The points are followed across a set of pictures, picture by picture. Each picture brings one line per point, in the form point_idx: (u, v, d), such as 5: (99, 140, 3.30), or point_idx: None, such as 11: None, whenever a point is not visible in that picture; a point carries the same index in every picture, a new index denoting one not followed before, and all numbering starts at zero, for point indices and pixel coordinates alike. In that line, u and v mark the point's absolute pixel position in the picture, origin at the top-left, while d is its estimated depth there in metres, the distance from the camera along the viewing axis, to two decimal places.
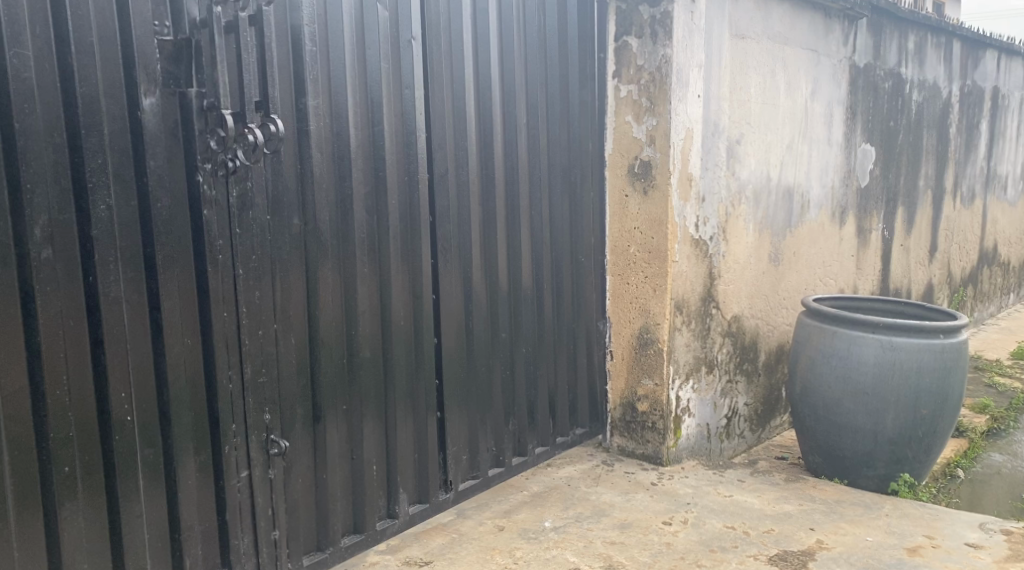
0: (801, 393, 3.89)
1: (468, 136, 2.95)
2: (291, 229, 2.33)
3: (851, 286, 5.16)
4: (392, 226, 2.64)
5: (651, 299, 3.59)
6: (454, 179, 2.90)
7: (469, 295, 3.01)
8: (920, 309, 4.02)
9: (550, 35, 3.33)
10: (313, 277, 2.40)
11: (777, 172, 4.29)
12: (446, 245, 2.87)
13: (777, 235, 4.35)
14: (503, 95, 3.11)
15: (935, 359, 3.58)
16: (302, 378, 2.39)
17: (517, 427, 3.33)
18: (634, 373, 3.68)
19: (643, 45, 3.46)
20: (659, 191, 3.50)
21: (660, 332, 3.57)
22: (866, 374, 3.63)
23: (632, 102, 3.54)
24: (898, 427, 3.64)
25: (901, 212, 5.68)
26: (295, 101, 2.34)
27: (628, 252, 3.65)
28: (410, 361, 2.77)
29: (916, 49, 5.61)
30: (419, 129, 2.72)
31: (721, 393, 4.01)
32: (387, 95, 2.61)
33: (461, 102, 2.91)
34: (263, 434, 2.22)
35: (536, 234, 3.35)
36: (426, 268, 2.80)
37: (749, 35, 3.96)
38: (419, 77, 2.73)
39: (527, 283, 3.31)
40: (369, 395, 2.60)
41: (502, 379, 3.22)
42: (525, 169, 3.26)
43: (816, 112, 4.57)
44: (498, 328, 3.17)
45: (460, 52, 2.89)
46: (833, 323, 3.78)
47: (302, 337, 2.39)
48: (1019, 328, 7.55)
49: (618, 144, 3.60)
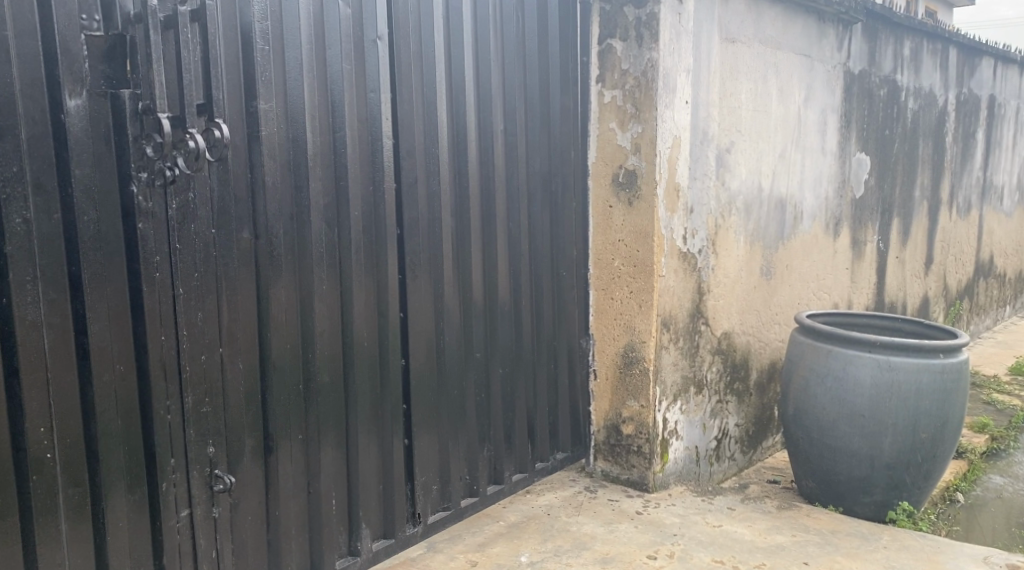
0: (794, 414, 3.70)
1: (439, 143, 2.76)
2: (240, 244, 2.14)
3: (845, 300, 4.99)
4: (355, 240, 2.45)
5: (637, 316, 3.40)
6: (424, 189, 2.71)
7: (440, 313, 2.82)
8: (919, 326, 3.84)
9: (529, 37, 3.15)
10: (265, 295, 2.21)
11: (769, 181, 4.12)
12: (415, 261, 2.69)
13: (768, 248, 4.17)
14: (478, 100, 2.92)
15: (935, 380, 3.41)
16: (252, 406, 2.19)
17: (493, 453, 3.13)
18: (618, 394, 3.49)
19: (628, 48, 3.29)
20: (644, 202, 3.32)
21: (646, 351, 3.39)
22: (863, 395, 3.46)
23: (616, 108, 3.36)
24: (896, 451, 3.46)
25: (897, 223, 5.52)
26: (245, 104, 2.15)
27: (612, 266, 3.46)
28: (374, 385, 2.58)
29: (911, 55, 5.45)
30: (385, 135, 2.54)
31: (711, 414, 3.83)
32: (350, 99, 2.42)
33: (432, 108, 2.72)
34: (206, 468, 2.08)
35: (514, 248, 3.16)
36: (393, 284, 2.61)
37: (739, 39, 3.79)
38: (386, 80, 2.54)
39: (504, 300, 3.12)
40: (328, 423, 2.41)
41: (477, 402, 3.03)
42: (502, 178, 3.07)
43: (809, 120, 4.40)
44: (473, 348, 2.98)
45: (431, 53, 2.70)
46: (828, 341, 3.59)
47: (253, 362, 2.19)
48: (1015, 342, 7.39)
49: (602, 152, 3.42)
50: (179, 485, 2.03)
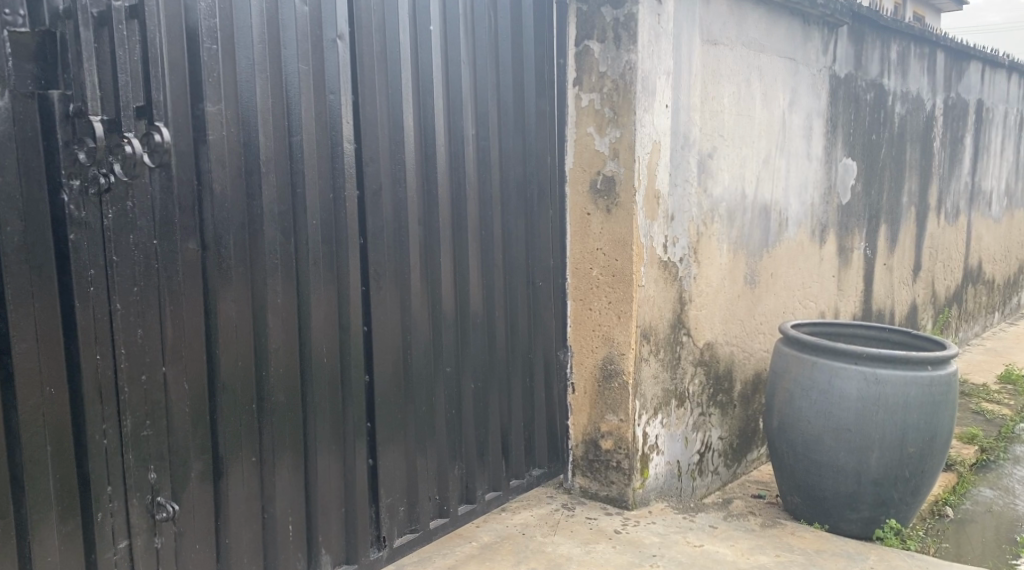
0: (779, 428, 3.58)
1: (405, 147, 2.64)
2: (185, 256, 2.02)
3: (832, 308, 4.89)
4: (313, 250, 2.33)
5: (616, 327, 3.28)
6: (390, 196, 2.59)
7: (407, 326, 2.69)
8: (906, 336, 3.73)
9: (502, 38, 3.02)
10: (213, 310, 2.09)
11: (752, 188, 4.01)
12: (379, 271, 2.56)
13: (752, 256, 4.06)
14: (447, 103, 2.80)
15: (923, 393, 3.30)
16: (199, 428, 2.09)
17: (465, 471, 3.01)
18: (597, 408, 3.37)
19: (606, 50, 3.17)
20: (623, 209, 3.21)
21: (625, 363, 3.27)
22: (849, 409, 3.35)
23: (594, 112, 3.24)
24: (882, 467, 3.35)
25: (884, 230, 5.43)
26: (191, 107, 2.03)
27: (590, 275, 3.34)
28: (334, 403, 2.45)
29: (898, 59, 5.36)
30: (345, 140, 2.41)
31: (693, 427, 3.71)
32: (306, 101, 2.29)
33: (398, 112, 2.60)
34: (147, 496, 1.99)
35: (487, 257, 3.03)
36: (355, 296, 2.49)
37: (722, 42, 3.69)
38: (347, 81, 2.42)
39: (476, 310, 3.00)
40: (283, 445, 2.30)
41: (447, 418, 2.91)
42: (474, 184, 2.95)
43: (794, 125, 4.30)
44: (442, 362, 2.86)
45: (396, 54, 2.58)
46: (813, 352, 3.48)
47: (200, 380, 2.08)
48: (1004, 349, 7.31)
49: (579, 157, 3.30)
50: (117, 514, 1.94)
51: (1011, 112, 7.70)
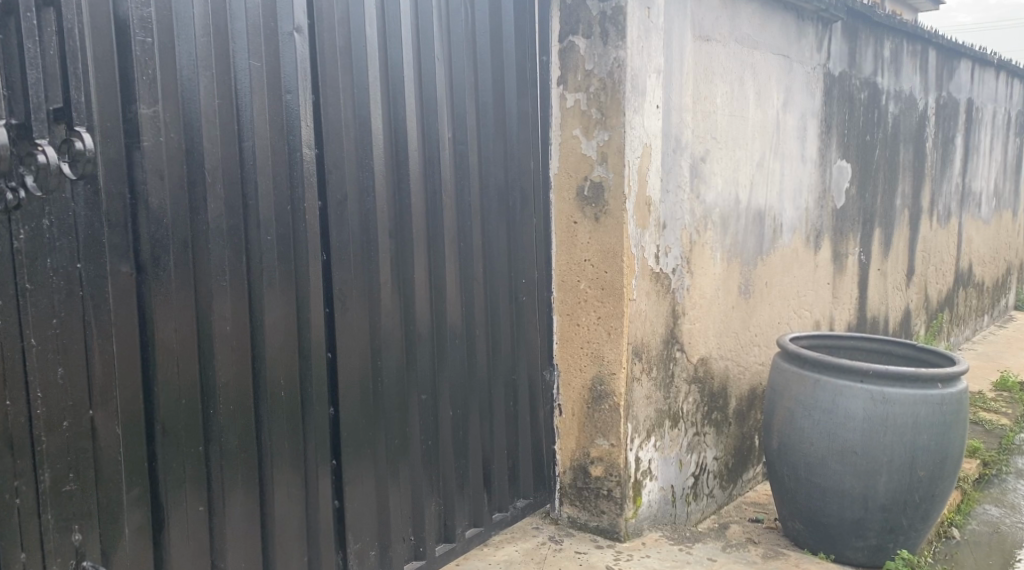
0: (778, 449, 3.36)
1: (374, 153, 2.38)
2: (116, 282, 1.79)
3: (827, 317, 4.68)
4: (267, 269, 2.09)
5: (606, 344, 3.04)
6: (356, 207, 2.33)
7: (377, 350, 2.44)
8: (910, 349, 3.53)
9: (480, 32, 2.77)
10: (150, 342, 1.86)
11: (746, 192, 3.78)
12: (345, 291, 2.31)
13: (746, 264, 3.84)
14: (420, 104, 2.54)
15: (933, 413, 3.09)
16: (134, 477, 1.85)
17: (444, 506, 2.75)
18: (586, 432, 3.12)
19: (592, 46, 2.93)
20: (612, 217, 2.97)
21: (616, 384, 3.04)
22: (855, 430, 3.12)
23: (580, 113, 2.99)
24: (890, 491, 3.13)
25: (878, 234, 5.23)
26: (121, 109, 1.79)
27: (577, 288, 3.10)
28: (294, 440, 2.20)
29: (891, 57, 5.16)
30: (304, 146, 2.17)
31: (688, 448, 3.48)
32: (257, 101, 2.05)
33: (365, 113, 2.35)
34: (70, 560, 1.76)
35: (466, 271, 2.78)
36: (317, 319, 2.23)
37: (714, 38, 3.46)
38: (306, 80, 2.17)
39: (456, 330, 2.75)
40: (234, 491, 2.05)
41: (424, 449, 2.65)
42: (451, 192, 2.69)
43: (788, 125, 4.08)
44: (418, 389, 2.60)
45: (361, 50, 2.32)
46: (815, 368, 3.25)
47: (135, 423, 1.85)
48: (996, 353, 7.15)
49: (565, 161, 3.05)
50: None
51: (999, 111, 7.55)
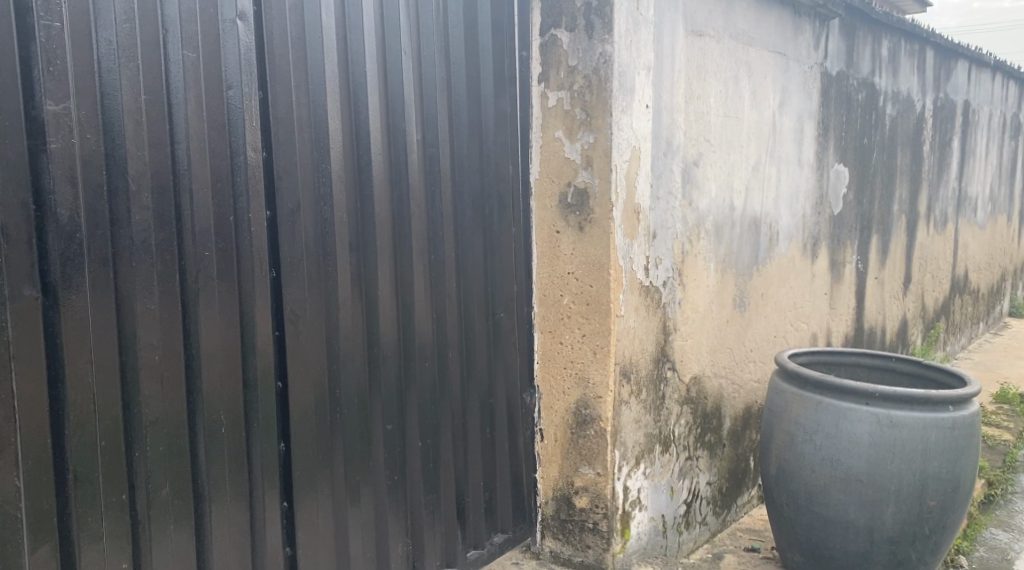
0: (777, 476, 3.13)
1: (333, 157, 2.13)
2: (19, 306, 1.54)
3: (824, 329, 4.46)
4: (205, 289, 1.83)
5: (591, 365, 2.81)
6: (311, 217, 2.08)
7: (336, 378, 2.19)
8: (916, 366, 3.32)
9: (452, 24, 2.52)
10: (61, 376, 1.61)
11: (741, 199, 3.55)
12: (297, 311, 2.06)
13: (741, 275, 3.61)
14: (385, 102, 2.29)
15: (944, 438, 2.86)
16: (42, 534, 1.61)
17: (414, 546, 2.50)
18: (570, 459, 2.88)
19: (576, 40, 2.69)
20: (598, 226, 2.73)
21: (603, 408, 2.80)
22: (860, 457, 2.89)
23: (563, 113, 2.75)
24: (898, 523, 2.90)
25: (876, 241, 5.01)
26: (23, 107, 1.54)
27: (560, 303, 2.85)
28: (238, 482, 1.95)
29: (889, 56, 4.95)
30: (249, 149, 1.92)
31: (680, 475, 3.24)
32: (192, 97, 1.79)
33: (321, 113, 2.10)
34: None
35: (438, 287, 2.53)
36: (264, 345, 1.98)
37: (706, 33, 3.22)
38: (252, 74, 1.92)
39: (426, 352, 2.50)
40: (165, 544, 1.80)
41: (391, 484, 2.40)
42: (422, 200, 2.44)
43: (785, 127, 3.86)
44: (383, 419, 2.35)
45: (316, 41, 2.07)
46: (816, 389, 3.03)
47: (43, 470, 1.59)
48: (994, 362, 6.96)
49: (546, 165, 2.80)
50: None
51: (995, 114, 7.36)
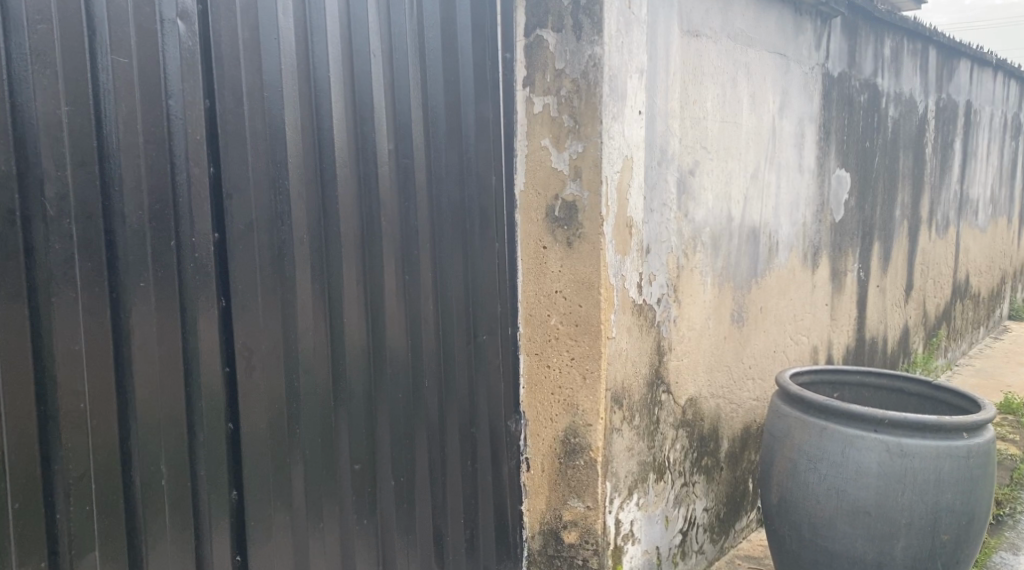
0: (779, 506, 2.93)
1: (293, 171, 1.93)
2: None
3: (825, 341, 4.27)
4: (140, 325, 1.66)
5: (581, 390, 2.61)
6: (265, 239, 1.88)
7: (296, 415, 1.99)
8: (924, 388, 3.14)
9: (428, 22, 2.30)
10: None
11: (740, 208, 3.36)
12: (249, 343, 1.87)
13: (740, 288, 3.42)
14: (353, 110, 2.08)
15: (958, 468, 2.67)
16: None
17: None
18: (558, 492, 2.68)
19: (563, 41, 2.48)
20: (588, 242, 2.53)
21: (592, 437, 2.61)
22: (868, 488, 2.70)
23: (549, 120, 2.54)
24: (909, 559, 2.71)
25: (877, 248, 4.83)
26: None
27: (547, 324, 2.64)
28: (181, 536, 1.76)
29: (891, 55, 4.76)
30: (193, 165, 1.73)
31: (675, 503, 3.04)
32: (124, 109, 1.62)
33: (278, 123, 1.89)
34: None
35: (413, 310, 2.31)
36: (212, 382, 1.80)
37: (702, 33, 3.02)
38: (196, 82, 1.73)
39: (400, 381, 2.29)
40: None
41: (360, 528, 2.19)
42: (396, 215, 2.23)
43: (786, 132, 3.66)
44: (351, 458, 2.15)
45: (273, 44, 1.88)
46: (821, 414, 2.83)
47: None
48: (997, 369, 6.77)
49: (532, 176, 2.59)
50: None
51: (996, 114, 7.17)
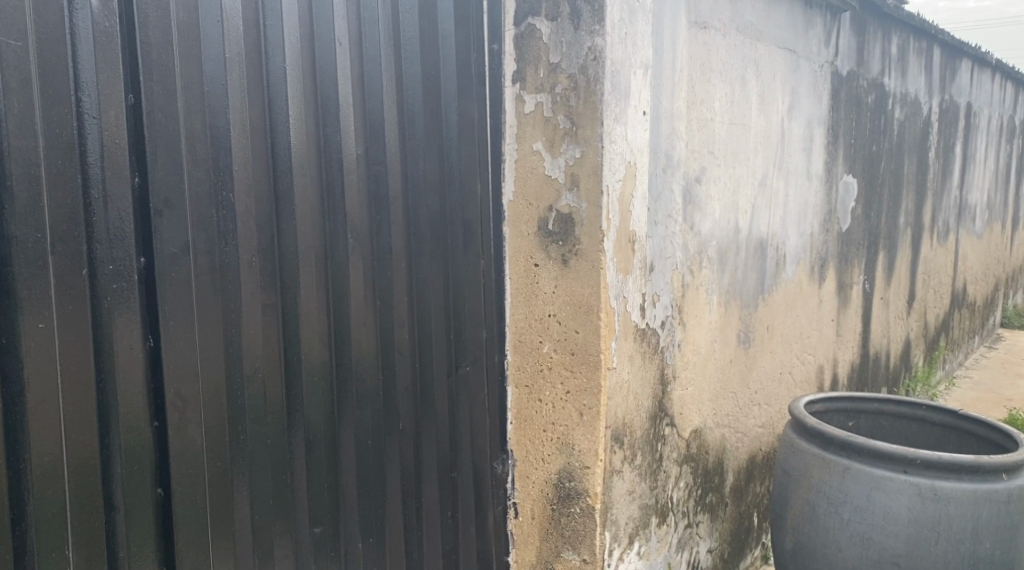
0: (794, 551, 2.65)
1: (237, 181, 1.60)
2: None
3: (831, 360, 3.99)
4: (37, 376, 1.34)
5: (577, 428, 2.30)
6: (204, 263, 1.55)
7: (243, 473, 1.66)
8: (948, 417, 2.86)
9: (405, 6, 1.98)
10: None
11: (747, 219, 3.06)
12: (183, 390, 1.54)
13: (746, 306, 3.12)
14: (315, 108, 1.75)
15: (999, 514, 2.38)
16: None
17: None
18: (550, 542, 2.37)
19: (558, 30, 2.17)
20: (586, 260, 2.21)
21: (590, 482, 2.29)
22: (896, 537, 2.41)
23: (542, 121, 2.22)
24: None
25: (882, 258, 4.56)
26: None
27: (539, 353, 2.32)
28: None
29: (898, 53, 4.48)
30: (110, 175, 1.40)
31: (678, 547, 2.74)
32: (17, 104, 1.29)
33: (220, 123, 1.56)
34: None
35: (387, 341, 1.99)
36: (135, 441, 1.47)
37: (711, 24, 2.71)
38: (115, 72, 1.40)
39: (370, 424, 1.96)
40: None
41: None
42: (366, 230, 1.90)
43: (794, 135, 3.37)
44: (311, 519, 1.82)
45: (214, 28, 1.55)
46: (843, 451, 2.54)
47: None
48: (995, 381, 6.54)
49: (522, 185, 2.27)
50: None
51: (993, 116, 6.93)
